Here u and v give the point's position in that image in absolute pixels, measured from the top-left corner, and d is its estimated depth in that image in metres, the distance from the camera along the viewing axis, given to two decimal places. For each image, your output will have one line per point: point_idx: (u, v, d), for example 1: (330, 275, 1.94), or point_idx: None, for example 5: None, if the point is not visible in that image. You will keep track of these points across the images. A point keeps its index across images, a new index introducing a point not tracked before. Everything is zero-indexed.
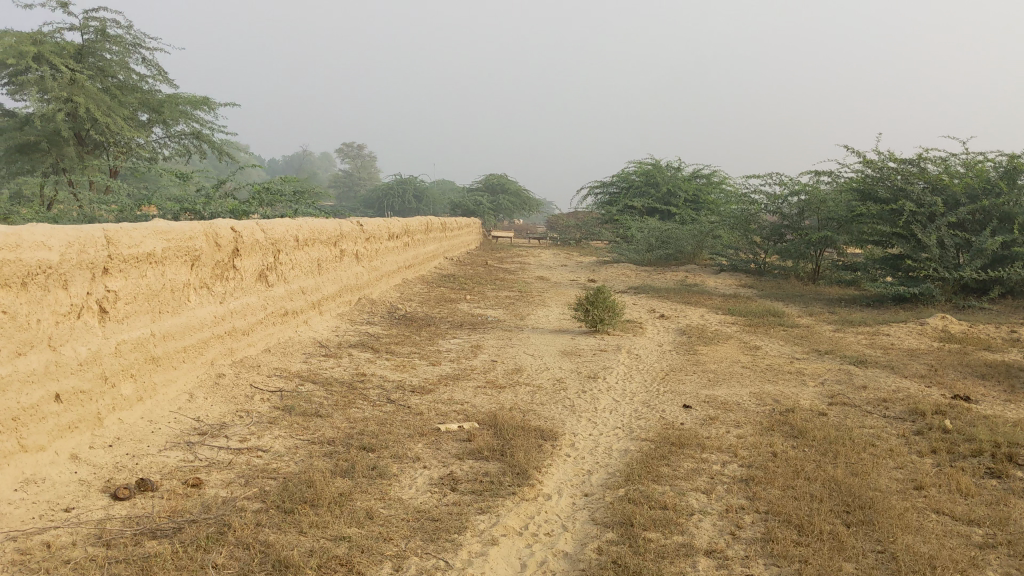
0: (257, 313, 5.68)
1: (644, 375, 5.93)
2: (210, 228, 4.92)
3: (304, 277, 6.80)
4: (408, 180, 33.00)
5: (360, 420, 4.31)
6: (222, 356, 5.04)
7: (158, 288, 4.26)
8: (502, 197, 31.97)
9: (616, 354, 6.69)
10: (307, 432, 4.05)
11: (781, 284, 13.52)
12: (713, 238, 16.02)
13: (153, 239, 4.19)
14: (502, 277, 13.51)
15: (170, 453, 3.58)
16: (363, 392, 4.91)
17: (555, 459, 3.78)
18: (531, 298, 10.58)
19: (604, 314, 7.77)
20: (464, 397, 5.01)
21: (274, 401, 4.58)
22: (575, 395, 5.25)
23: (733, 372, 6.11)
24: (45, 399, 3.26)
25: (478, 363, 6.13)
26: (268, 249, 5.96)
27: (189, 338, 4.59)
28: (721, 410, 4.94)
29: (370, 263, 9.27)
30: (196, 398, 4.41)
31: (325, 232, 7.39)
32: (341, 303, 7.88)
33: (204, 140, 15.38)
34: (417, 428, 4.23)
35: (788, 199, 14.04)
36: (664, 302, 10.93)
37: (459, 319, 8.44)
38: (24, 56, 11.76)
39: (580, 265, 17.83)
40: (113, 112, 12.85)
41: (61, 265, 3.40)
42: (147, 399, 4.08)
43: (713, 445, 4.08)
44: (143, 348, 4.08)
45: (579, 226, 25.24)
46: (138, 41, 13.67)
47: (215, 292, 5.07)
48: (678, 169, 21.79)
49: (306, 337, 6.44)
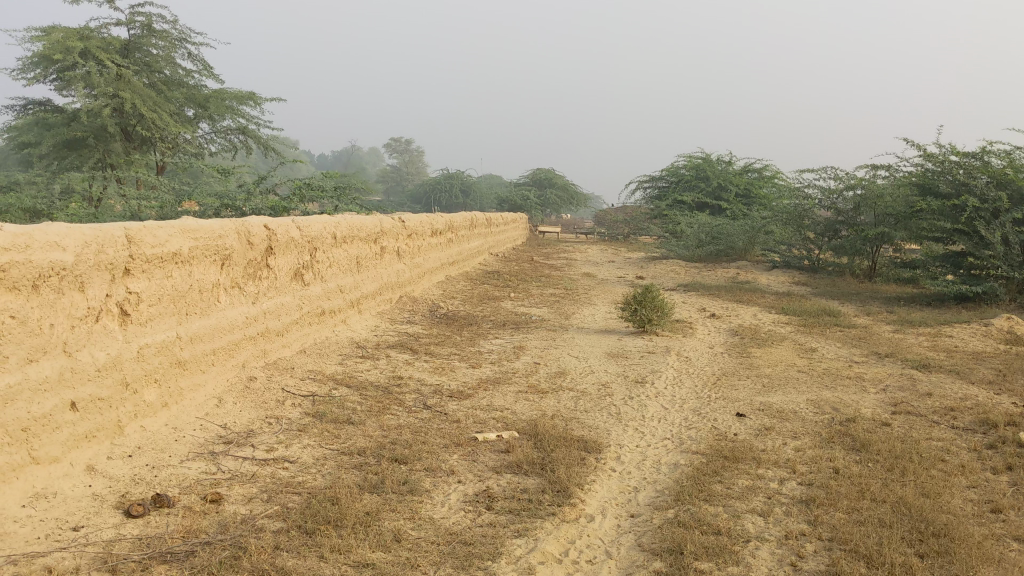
0: (292, 313, 5.50)
1: (694, 380, 5.65)
2: (242, 225, 4.75)
3: (342, 276, 6.62)
4: (455, 175, 32.90)
5: (393, 428, 4.10)
6: (254, 358, 4.88)
7: (185, 289, 4.09)
8: (548, 192, 31.70)
9: (665, 357, 6.42)
10: (337, 441, 3.85)
11: (836, 281, 13.10)
12: (765, 234, 15.60)
13: (179, 238, 4.01)
14: (548, 274, 13.25)
15: (191, 464, 3.40)
16: (399, 397, 4.70)
17: (599, 474, 3.53)
18: (577, 296, 10.34)
19: (653, 314, 7.48)
20: (505, 403, 4.77)
21: (306, 406, 4.39)
22: (622, 401, 4.99)
23: (789, 377, 5.80)
24: (59, 407, 3.10)
25: (520, 365, 5.89)
26: (304, 248, 5.78)
27: (219, 341, 4.42)
28: (776, 419, 4.65)
29: (413, 260, 9.09)
30: (225, 403, 4.24)
31: (366, 229, 7.21)
32: (382, 302, 7.70)
33: (250, 136, 15.33)
34: (452, 437, 4.01)
35: (844, 193, 13.59)
36: (715, 301, 10.61)
37: (502, 317, 8.20)
38: (71, 52, 11.76)
39: (628, 261, 17.49)
40: (159, 107, 12.83)
41: (76, 267, 3.23)
42: (172, 405, 3.91)
43: (769, 460, 3.80)
44: (168, 351, 3.90)
45: (627, 221, 24.89)
46: (185, 36, 13.63)
47: (248, 292, 4.90)
48: (729, 163, 21.34)
49: (344, 338, 6.26)
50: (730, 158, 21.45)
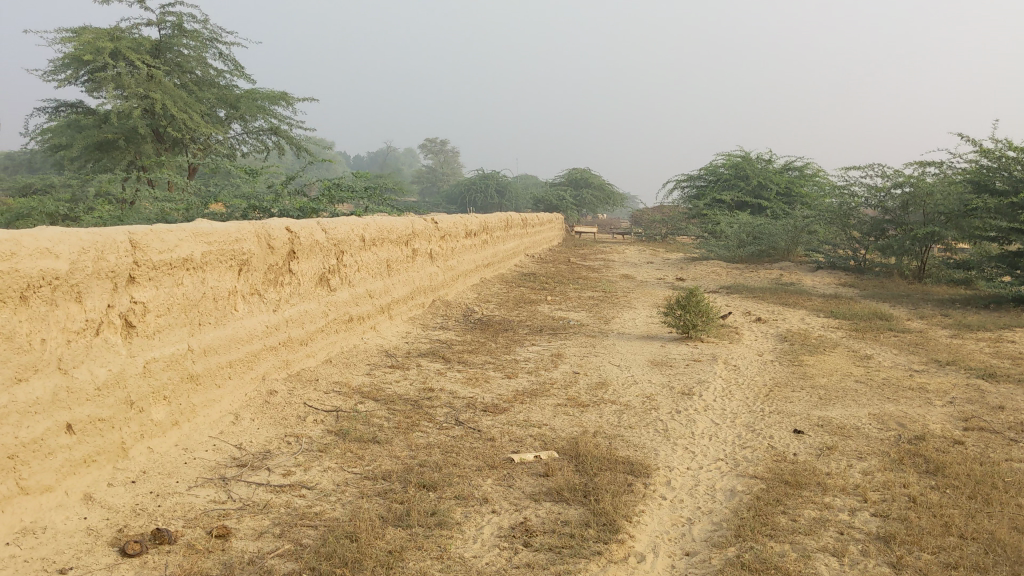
0: (317, 321, 5.22)
1: (745, 391, 5.27)
2: (262, 228, 4.45)
3: (371, 280, 6.32)
4: (490, 175, 32.60)
5: (422, 448, 3.78)
6: (276, 370, 4.59)
7: (197, 297, 3.81)
8: (584, 192, 31.30)
9: (712, 366, 6.05)
10: (361, 464, 3.53)
11: (884, 283, 12.60)
12: (808, 234, 15.11)
13: (191, 243, 3.72)
14: (586, 276, 12.90)
15: (200, 491, 3.10)
16: (429, 412, 4.38)
17: (649, 504, 3.17)
18: (616, 299, 9.96)
19: (698, 319, 7.10)
20: (543, 418, 4.42)
21: (329, 423, 4.07)
22: (668, 415, 4.63)
23: (847, 389, 5.39)
24: (53, 431, 2.83)
25: (558, 375, 5.55)
26: (330, 251, 5.48)
27: (236, 353, 4.13)
28: (838, 437, 4.26)
29: (446, 262, 8.79)
30: (242, 419, 3.95)
31: (396, 231, 6.90)
32: (413, 306, 7.41)
33: (283, 136, 15.11)
34: (486, 459, 3.67)
35: (891, 191, 13.04)
36: (760, 304, 10.19)
37: (539, 323, 7.86)
38: (101, 53, 11.62)
39: (667, 261, 17.06)
40: (189, 108, 12.66)
41: (72, 275, 2.95)
42: (183, 424, 3.63)
43: (837, 485, 3.41)
44: (178, 366, 3.62)
45: (664, 221, 24.45)
46: (216, 35, 13.45)
47: (269, 300, 4.61)
48: (769, 161, 20.86)
49: (373, 345, 5.97)
50: (770, 156, 20.95)
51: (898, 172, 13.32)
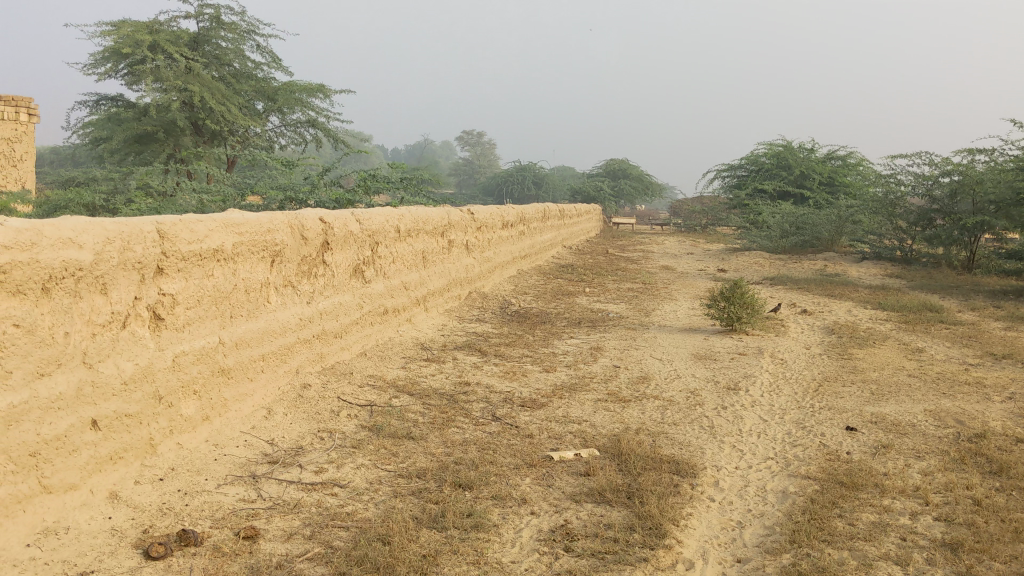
0: (352, 313, 5.11)
1: (792, 386, 5.09)
2: (295, 219, 4.34)
3: (406, 272, 6.21)
4: (527, 166, 32.46)
5: (458, 445, 3.64)
6: (310, 363, 4.49)
7: (228, 289, 3.70)
8: (622, 182, 31.06)
9: (758, 360, 5.87)
10: (396, 461, 3.40)
11: (932, 274, 12.28)
12: (853, 224, 14.78)
13: (221, 233, 3.61)
14: (625, 267, 12.72)
15: (229, 489, 3.00)
16: (465, 407, 4.25)
17: (696, 506, 3.02)
18: (656, 290, 9.77)
19: (742, 312, 6.92)
20: (583, 414, 4.28)
21: (363, 418, 3.95)
22: (713, 412, 4.47)
23: (900, 384, 5.17)
24: (77, 427, 2.74)
25: (599, 369, 5.40)
26: (365, 242, 5.36)
27: (269, 346, 4.03)
28: (893, 435, 4.06)
29: (483, 254, 8.67)
30: (275, 414, 3.85)
31: (432, 222, 6.76)
32: (450, 298, 7.29)
33: (321, 129, 15.04)
34: (524, 457, 3.53)
35: (939, 180, 12.69)
36: (804, 296, 9.95)
37: (579, 315, 7.71)
38: (140, 46, 11.67)
39: (707, 253, 16.82)
40: (227, 101, 12.63)
41: (97, 267, 2.85)
42: (215, 419, 3.53)
43: (896, 487, 3.23)
44: (209, 360, 3.51)
45: (704, 211, 24.13)
46: (254, 28, 13.41)
47: (302, 292, 4.50)
48: (812, 150, 20.51)
49: (408, 338, 5.86)
50: (812, 146, 20.58)
51: (946, 160, 12.96)
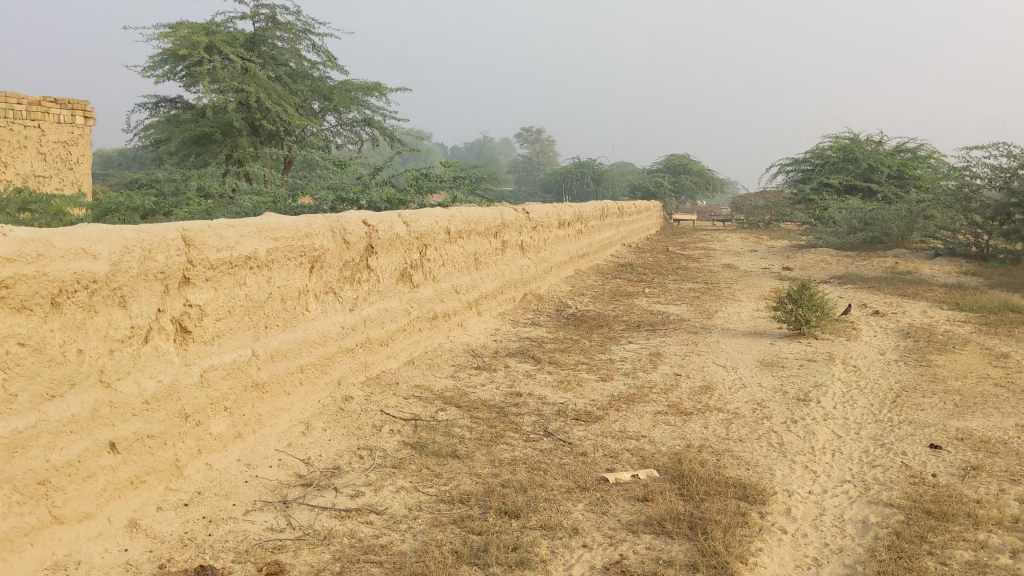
0: (399, 320, 4.90)
1: (868, 397, 4.73)
2: (336, 222, 4.13)
3: (457, 275, 5.99)
4: (587, 162, 32.12)
5: (507, 465, 3.39)
6: (353, 373, 4.27)
7: (263, 298, 3.50)
8: (683, 178, 30.55)
9: (829, 367, 5.51)
10: (439, 483, 3.16)
11: (1011, 271, 11.68)
12: (925, 219, 14.16)
13: (255, 239, 3.41)
14: (686, 266, 12.37)
15: (257, 516, 2.79)
16: (516, 421, 4.00)
17: (766, 540, 2.72)
18: (718, 291, 9.40)
19: (811, 315, 6.56)
20: (640, 429, 3.99)
21: (407, 433, 3.71)
22: (782, 426, 4.15)
23: (986, 395, 4.77)
24: (92, 451, 2.55)
25: (658, 378, 5.10)
26: (413, 245, 5.14)
27: (308, 357, 3.82)
28: (983, 455, 3.70)
29: (539, 255, 8.40)
30: (314, 429, 3.64)
31: (484, 222, 6.52)
32: (503, 301, 7.05)
33: (377, 128, 14.90)
34: (577, 479, 3.27)
35: (1018, 172, 12.05)
36: (876, 296, 9.49)
37: (638, 318, 7.41)
38: (197, 47, 11.65)
39: (772, 250, 16.36)
40: (283, 100, 12.55)
41: (113, 278, 2.66)
42: (248, 436, 3.34)
43: (992, 518, 2.89)
44: (241, 374, 3.31)
45: (767, 206, 23.50)
46: (310, 27, 13.32)
47: (345, 299, 4.29)
48: (880, 143, 19.86)
49: (459, 344, 5.63)
50: (881, 138, 19.91)
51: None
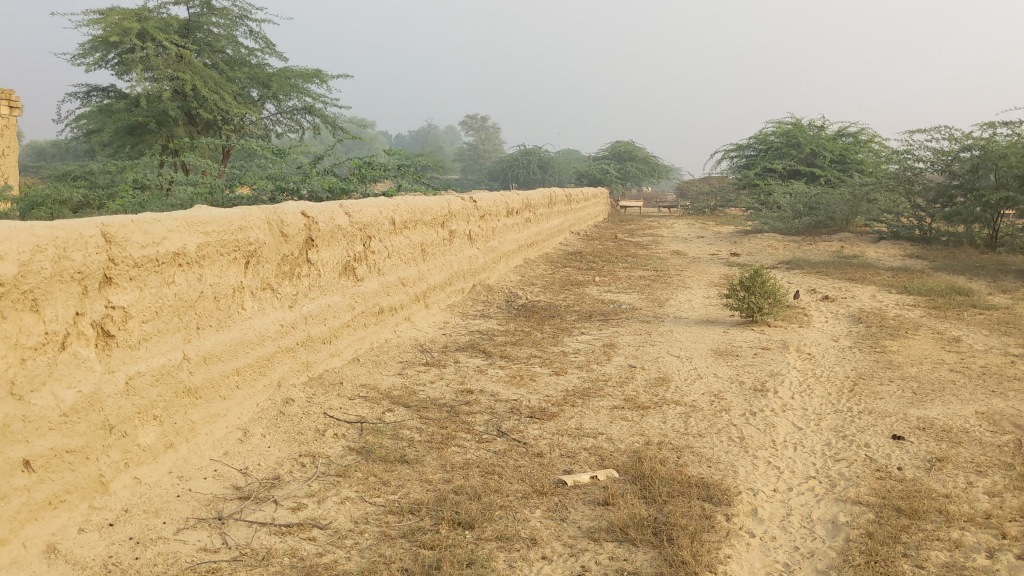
0: (342, 315, 4.68)
1: (825, 386, 4.64)
2: (273, 214, 3.90)
3: (404, 267, 5.78)
4: (533, 150, 31.95)
5: (459, 469, 3.21)
6: (293, 374, 4.05)
7: (193, 298, 3.28)
8: (629, 165, 30.52)
9: (784, 355, 5.42)
10: (387, 491, 2.97)
11: (954, 253, 11.77)
12: (868, 203, 14.25)
13: (183, 234, 3.18)
14: (634, 253, 12.28)
15: (189, 535, 2.58)
16: (467, 421, 3.82)
17: (735, 546, 2.58)
18: (668, 278, 9.30)
19: (764, 302, 6.47)
20: (597, 426, 3.84)
21: (352, 437, 3.51)
22: (741, 419, 4.03)
23: (943, 381, 4.71)
24: (3, 471, 2.32)
25: (613, 370, 4.96)
26: (356, 237, 4.92)
27: (244, 358, 3.60)
28: (947, 445, 3.61)
29: (487, 244, 8.22)
30: (252, 436, 3.42)
31: (430, 212, 6.32)
32: (452, 293, 6.86)
33: (318, 115, 14.55)
34: (533, 483, 3.10)
35: (959, 155, 12.12)
36: (824, 281, 9.47)
37: (589, 307, 7.27)
38: (128, 34, 11.20)
39: (718, 235, 16.37)
40: (221, 88, 12.16)
41: (24, 280, 2.42)
42: (180, 446, 3.12)
43: (964, 515, 2.79)
44: (171, 379, 3.09)
45: (713, 192, 23.57)
46: (246, 13, 12.92)
47: (284, 295, 4.07)
48: (822, 128, 20.00)
49: (406, 339, 5.43)
50: (823, 123, 20.05)
51: (966, 135, 12.39)
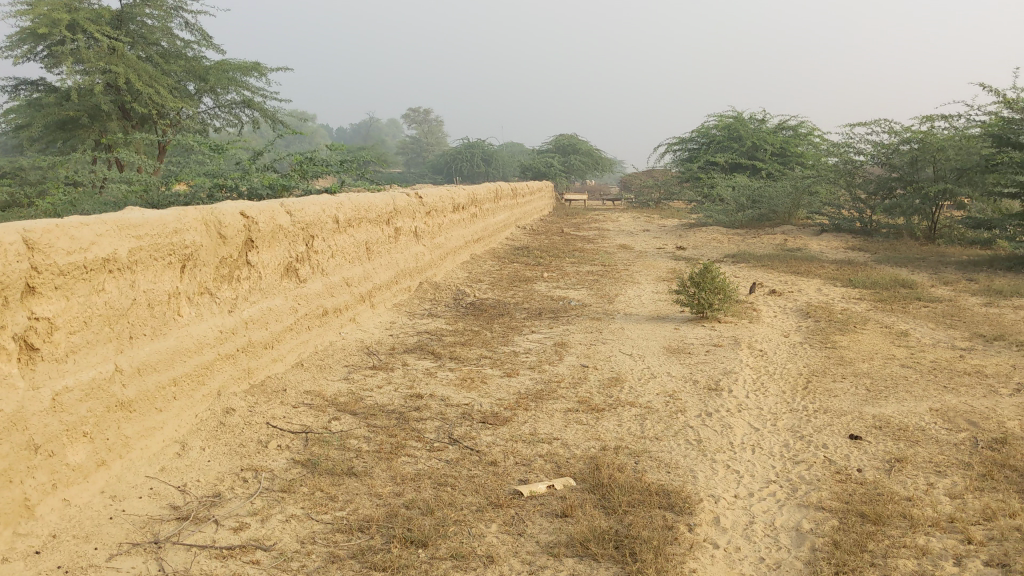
0: (284, 319, 4.51)
1: (779, 384, 4.60)
2: (210, 214, 3.73)
3: (348, 266, 5.61)
4: (476, 143, 31.73)
5: (410, 481, 3.08)
6: (234, 382, 3.88)
7: (126, 305, 3.10)
8: (572, 157, 30.50)
9: (737, 352, 5.37)
10: (335, 508, 2.83)
11: (895, 245, 11.90)
12: (810, 196, 14.38)
13: (112, 239, 3.01)
14: (581, 247, 12.22)
15: (123, 562, 2.41)
16: (417, 429, 3.68)
17: (699, 559, 2.49)
18: (616, 273, 9.23)
19: (714, 298, 6.43)
20: (552, 431, 3.73)
21: (297, 449, 3.36)
22: (698, 420, 3.95)
23: (895, 377, 4.69)
24: None
25: (565, 370, 4.86)
26: (298, 237, 4.75)
27: (181, 367, 3.42)
28: (904, 444, 3.57)
29: (433, 241, 8.07)
30: (191, 449, 3.25)
31: (375, 209, 6.15)
32: (398, 292, 6.71)
33: (257, 110, 14.22)
34: (488, 494, 2.98)
35: (899, 148, 12.23)
36: (770, 275, 9.48)
37: (537, 305, 7.16)
38: (58, 25, 10.78)
39: (664, 229, 16.39)
40: (156, 82, 11.78)
41: None
42: (113, 463, 2.94)
43: (929, 519, 2.74)
44: (103, 393, 2.91)
45: (656, 185, 23.64)
46: (182, 4, 12.55)
47: (223, 300, 3.89)
48: (763, 121, 20.14)
49: (352, 341, 5.27)
50: (763, 116, 20.20)
51: (905, 128, 12.53)
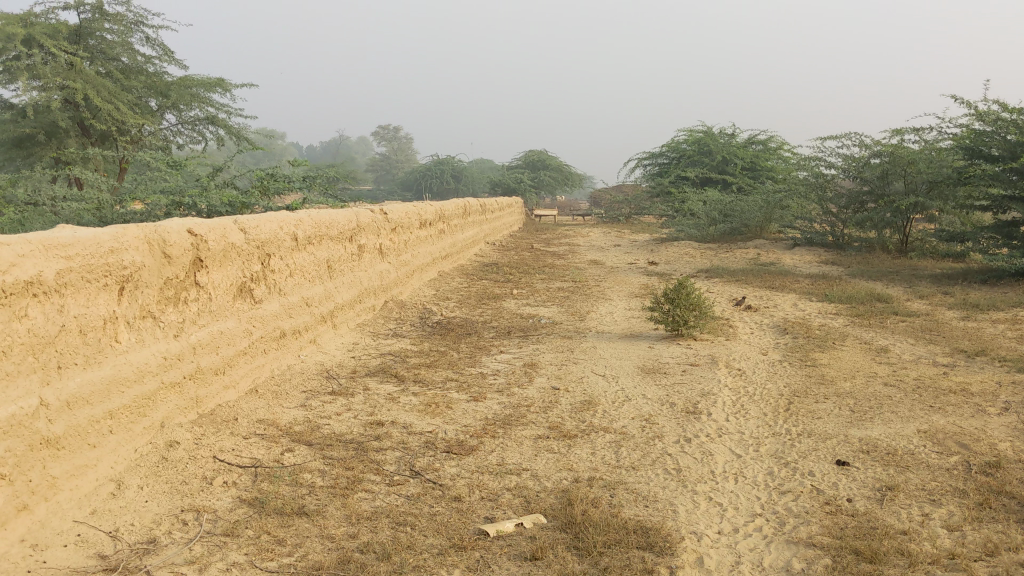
0: (237, 342, 4.24)
1: (760, 406, 4.39)
2: (153, 233, 3.47)
3: (308, 286, 5.35)
4: (445, 160, 31.55)
5: (366, 520, 2.83)
6: (179, 412, 3.60)
7: (53, 333, 2.83)
8: (542, 174, 30.36)
9: (714, 371, 5.16)
10: (283, 553, 2.57)
11: (867, 258, 11.80)
12: (781, 209, 14.26)
13: (36, 261, 2.74)
14: (552, 263, 12.02)
15: None
16: (376, 460, 3.43)
17: None
18: (587, 289, 9.02)
19: (689, 315, 6.22)
20: (521, 461, 3.49)
21: (245, 486, 3.09)
22: (676, 446, 3.73)
23: (879, 397, 4.50)
24: None
25: (535, 393, 4.62)
26: (252, 255, 4.49)
27: (119, 398, 3.16)
28: (894, 470, 3.37)
29: (399, 258, 7.81)
30: (128, 488, 2.99)
31: (336, 226, 5.90)
32: (362, 311, 6.45)
33: (222, 126, 13.91)
34: (451, 534, 2.73)
35: (870, 161, 12.15)
36: (745, 289, 9.32)
37: (506, 323, 6.93)
38: (12, 40, 10.43)
39: (635, 244, 16.23)
40: (116, 98, 11.43)
41: None
42: (38, 507, 2.66)
43: (929, 556, 2.53)
44: (24, 430, 2.63)
45: (627, 201, 23.51)
46: (142, 18, 12.24)
47: (168, 324, 3.63)
48: (732, 136, 20.08)
49: (312, 365, 5.00)
50: (733, 130, 20.14)
51: (875, 141, 12.47)
